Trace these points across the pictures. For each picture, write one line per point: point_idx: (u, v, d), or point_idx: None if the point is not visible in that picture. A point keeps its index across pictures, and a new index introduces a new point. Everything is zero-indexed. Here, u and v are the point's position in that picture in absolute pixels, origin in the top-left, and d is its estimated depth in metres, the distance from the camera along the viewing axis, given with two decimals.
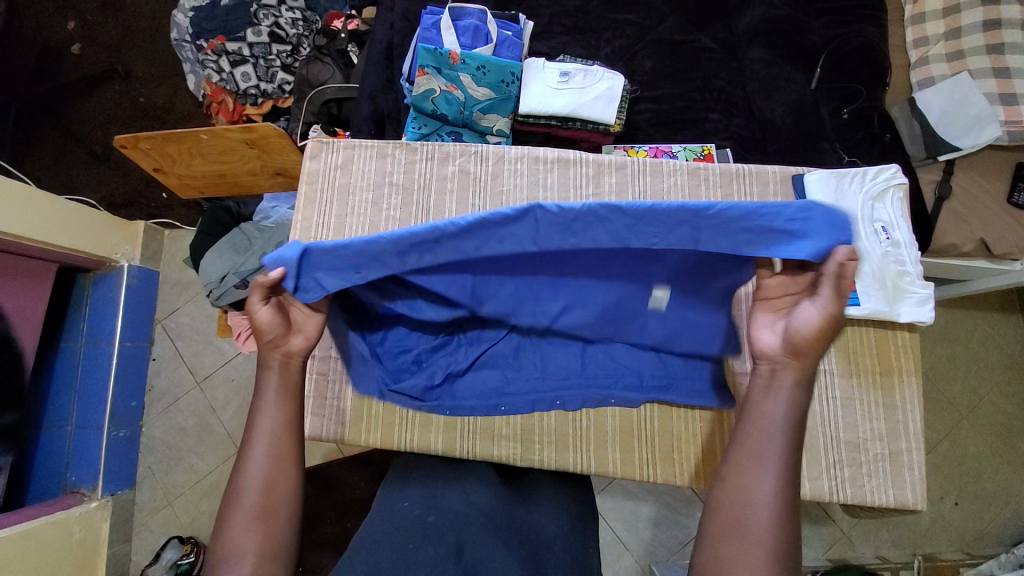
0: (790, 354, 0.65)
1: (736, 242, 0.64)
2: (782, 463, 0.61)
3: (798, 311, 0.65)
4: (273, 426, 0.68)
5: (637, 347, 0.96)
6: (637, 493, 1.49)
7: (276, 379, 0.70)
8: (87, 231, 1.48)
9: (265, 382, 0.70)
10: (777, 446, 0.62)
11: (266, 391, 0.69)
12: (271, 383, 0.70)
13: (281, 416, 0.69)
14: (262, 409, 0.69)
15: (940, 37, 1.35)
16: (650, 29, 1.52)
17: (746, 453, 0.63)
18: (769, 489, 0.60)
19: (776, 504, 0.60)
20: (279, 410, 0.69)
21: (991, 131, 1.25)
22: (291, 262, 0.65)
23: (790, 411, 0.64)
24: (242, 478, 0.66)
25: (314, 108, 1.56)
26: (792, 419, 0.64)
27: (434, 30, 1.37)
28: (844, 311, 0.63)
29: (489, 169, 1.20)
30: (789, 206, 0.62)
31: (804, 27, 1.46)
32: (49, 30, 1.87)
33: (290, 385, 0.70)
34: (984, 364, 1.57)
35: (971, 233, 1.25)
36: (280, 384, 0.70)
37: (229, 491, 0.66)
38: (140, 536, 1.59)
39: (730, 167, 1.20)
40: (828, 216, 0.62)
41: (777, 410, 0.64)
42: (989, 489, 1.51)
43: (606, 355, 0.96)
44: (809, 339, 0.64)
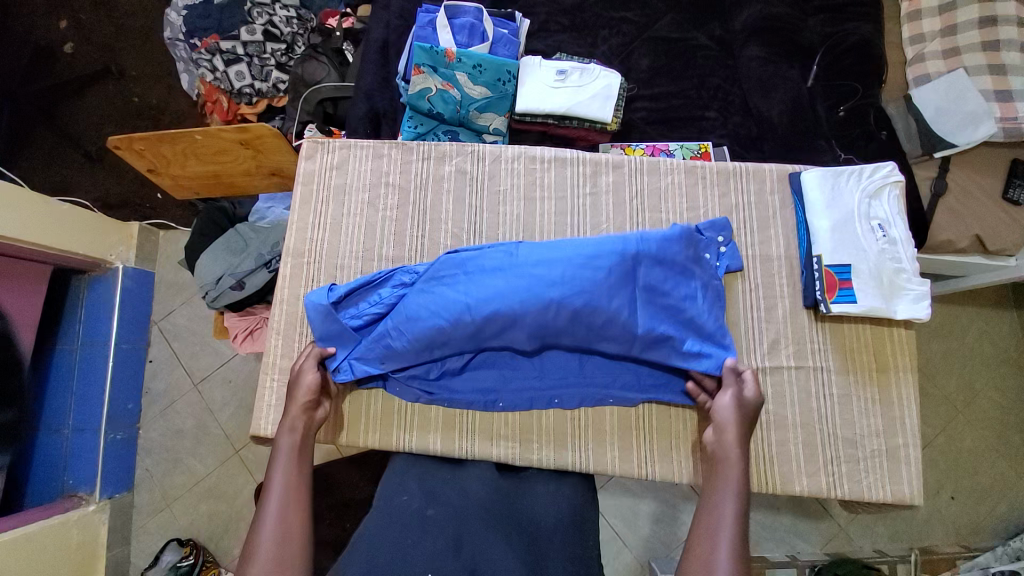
0: (717, 429, 0.95)
1: (644, 345, 1.01)
2: (733, 535, 0.81)
3: (721, 401, 0.97)
4: (286, 482, 0.87)
5: (620, 359, 1.07)
6: (636, 490, 1.49)
7: (290, 439, 0.92)
8: (82, 233, 1.47)
9: (282, 445, 0.92)
10: (729, 521, 0.83)
11: (281, 455, 0.91)
12: (285, 445, 0.92)
13: (291, 476, 0.88)
14: (275, 469, 0.89)
15: (936, 34, 1.35)
16: (646, 27, 1.52)
17: (707, 526, 0.83)
18: (727, 561, 0.77)
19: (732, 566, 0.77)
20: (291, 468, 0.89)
21: (986, 128, 1.25)
22: (340, 347, 1.05)
23: (737, 497, 0.86)
24: (258, 534, 0.81)
25: (310, 107, 1.55)
26: (739, 502, 0.85)
27: (429, 29, 1.37)
28: (749, 402, 0.97)
29: (486, 168, 1.20)
30: (679, 326, 1.02)
31: (801, 25, 1.45)
32: (40, 29, 1.85)
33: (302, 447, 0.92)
34: (980, 358, 1.58)
35: (966, 229, 1.26)
36: (294, 443, 0.92)
37: (247, 546, 0.80)
38: (139, 538, 1.58)
39: (727, 165, 1.20)
40: (704, 331, 1.04)
41: (727, 491, 0.87)
42: (985, 483, 1.52)
43: (593, 365, 1.07)
44: (731, 414, 0.95)
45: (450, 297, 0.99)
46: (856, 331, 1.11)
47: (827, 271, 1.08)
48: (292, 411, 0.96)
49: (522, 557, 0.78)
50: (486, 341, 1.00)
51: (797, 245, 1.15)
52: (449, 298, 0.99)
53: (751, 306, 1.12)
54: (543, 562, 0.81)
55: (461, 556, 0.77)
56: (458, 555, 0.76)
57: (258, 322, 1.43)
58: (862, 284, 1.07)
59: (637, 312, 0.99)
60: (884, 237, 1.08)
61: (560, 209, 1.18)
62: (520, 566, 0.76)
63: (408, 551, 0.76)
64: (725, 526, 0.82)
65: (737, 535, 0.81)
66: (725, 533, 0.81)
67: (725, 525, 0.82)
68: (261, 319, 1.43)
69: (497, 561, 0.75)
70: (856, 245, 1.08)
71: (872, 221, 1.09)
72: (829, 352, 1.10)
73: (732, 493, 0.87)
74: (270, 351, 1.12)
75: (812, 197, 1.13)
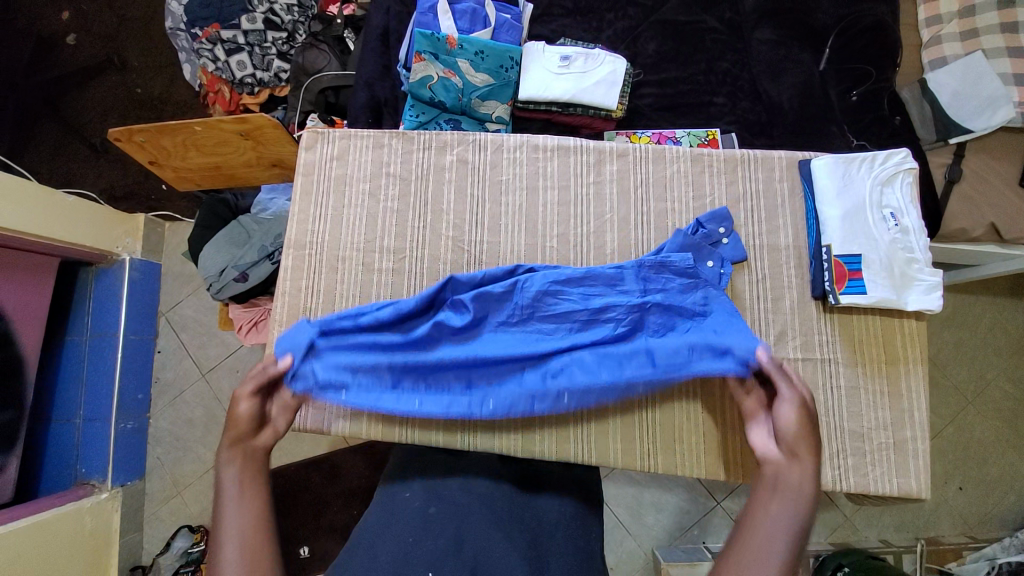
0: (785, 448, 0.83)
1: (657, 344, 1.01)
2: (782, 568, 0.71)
3: (779, 411, 0.86)
4: (243, 523, 0.76)
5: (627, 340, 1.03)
6: (640, 480, 1.49)
7: (235, 474, 0.81)
8: (86, 225, 1.47)
9: (226, 483, 0.80)
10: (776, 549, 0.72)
11: (227, 493, 0.79)
12: (230, 480, 0.80)
13: (248, 510, 0.78)
14: (226, 510, 0.77)
15: (953, 15, 1.31)
16: (653, 10, 1.48)
17: (749, 547, 0.72)
18: None
19: None
20: (242, 501, 0.78)
21: (1004, 113, 1.22)
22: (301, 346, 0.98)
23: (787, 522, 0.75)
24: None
25: (312, 97, 1.54)
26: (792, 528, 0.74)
27: (431, 14, 1.34)
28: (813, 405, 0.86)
29: (487, 157, 1.19)
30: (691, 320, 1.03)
31: (812, 7, 1.41)
32: (43, 21, 1.84)
33: (251, 474, 0.82)
34: (992, 348, 1.55)
35: (981, 218, 1.22)
36: (238, 475, 0.81)
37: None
38: (151, 525, 1.61)
39: (734, 152, 1.17)
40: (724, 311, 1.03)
41: (779, 512, 0.76)
42: (995, 474, 1.50)
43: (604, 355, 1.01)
44: (798, 429, 0.84)
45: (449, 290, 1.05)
46: (865, 322, 1.09)
47: (836, 261, 1.06)
48: (230, 442, 0.84)
49: (526, 553, 0.78)
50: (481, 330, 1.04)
51: (806, 234, 1.13)
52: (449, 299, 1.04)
53: (758, 297, 1.10)
54: (544, 556, 0.81)
55: (463, 554, 0.76)
56: (460, 551, 0.76)
57: (262, 314, 1.43)
58: (873, 274, 1.04)
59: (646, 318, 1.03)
60: (895, 226, 1.05)
61: (563, 199, 1.16)
62: (526, 563, 0.76)
63: (408, 550, 0.75)
64: (775, 551, 0.72)
65: (787, 565, 0.71)
66: (771, 562, 0.71)
67: (776, 547, 0.72)
68: (266, 310, 1.43)
69: (496, 561, 0.75)
70: (868, 236, 1.05)
71: (884, 210, 1.06)
72: (837, 344, 1.08)
73: (792, 519, 0.75)
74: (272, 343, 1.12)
75: (822, 186, 1.10)
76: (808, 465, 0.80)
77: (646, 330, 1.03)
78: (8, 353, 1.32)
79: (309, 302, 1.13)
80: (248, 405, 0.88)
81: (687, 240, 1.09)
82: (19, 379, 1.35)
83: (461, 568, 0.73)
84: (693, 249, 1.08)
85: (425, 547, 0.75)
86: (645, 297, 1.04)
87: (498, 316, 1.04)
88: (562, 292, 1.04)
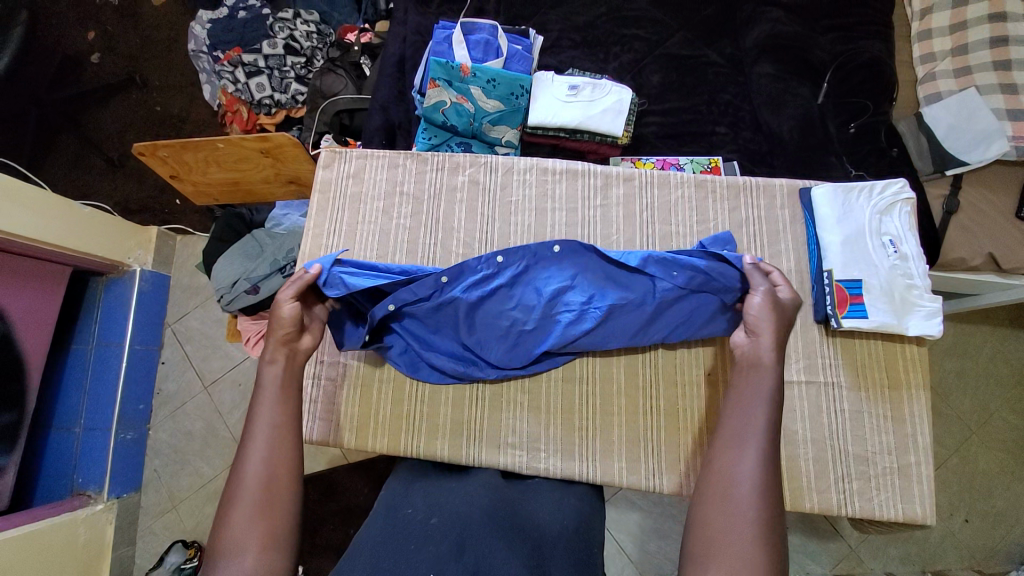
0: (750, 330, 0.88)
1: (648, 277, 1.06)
2: (762, 443, 0.73)
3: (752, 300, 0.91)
4: (274, 420, 0.79)
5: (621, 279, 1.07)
6: (642, 504, 1.48)
7: (276, 372, 0.83)
8: (100, 235, 1.51)
9: (266, 379, 0.82)
10: (757, 435, 0.74)
11: (266, 391, 0.81)
12: (270, 379, 0.82)
13: (281, 413, 0.80)
14: (260, 406, 0.79)
15: (946, 53, 1.36)
16: (657, 44, 1.54)
17: (729, 440, 0.75)
18: (751, 469, 0.71)
19: (758, 477, 0.70)
20: (278, 400, 0.80)
21: (998, 146, 1.24)
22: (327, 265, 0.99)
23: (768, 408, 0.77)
24: (243, 471, 0.73)
25: (327, 118, 1.59)
26: (770, 410, 0.77)
27: (446, 45, 1.41)
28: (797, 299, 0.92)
29: (498, 179, 1.22)
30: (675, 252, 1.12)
31: (811, 43, 1.47)
32: (69, 40, 1.91)
33: (291, 379, 0.83)
34: (993, 379, 1.56)
35: (979, 247, 1.25)
36: (280, 376, 0.83)
37: (230, 488, 0.72)
38: (144, 539, 1.60)
39: (737, 179, 1.21)
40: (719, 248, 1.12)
41: (757, 397, 0.79)
42: (1000, 506, 1.49)
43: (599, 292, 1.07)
44: (765, 314, 0.88)
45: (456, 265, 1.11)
46: (868, 347, 1.10)
47: (838, 286, 1.08)
48: (272, 343, 0.85)
49: (527, 560, 0.76)
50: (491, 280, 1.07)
51: (808, 260, 1.15)
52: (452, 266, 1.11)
53: None
54: (547, 563, 0.79)
55: (464, 558, 0.75)
56: (461, 555, 0.75)
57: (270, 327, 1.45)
58: (874, 299, 1.06)
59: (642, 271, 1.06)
60: (895, 253, 1.08)
61: (571, 220, 1.19)
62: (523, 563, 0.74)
63: (408, 558, 0.75)
64: (753, 430, 0.75)
65: (765, 436, 0.74)
66: (751, 443, 0.74)
67: (755, 429, 0.75)
68: None
69: (497, 566, 0.74)
70: (867, 261, 1.08)
71: (883, 237, 1.09)
72: (840, 368, 1.09)
73: (762, 396, 0.79)
74: None
75: (822, 212, 1.13)
76: (767, 344, 0.85)
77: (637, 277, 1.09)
78: (12, 355, 1.33)
79: None
80: (290, 307, 0.88)
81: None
82: (22, 381, 1.35)
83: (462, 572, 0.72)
84: None
85: (425, 554, 0.75)
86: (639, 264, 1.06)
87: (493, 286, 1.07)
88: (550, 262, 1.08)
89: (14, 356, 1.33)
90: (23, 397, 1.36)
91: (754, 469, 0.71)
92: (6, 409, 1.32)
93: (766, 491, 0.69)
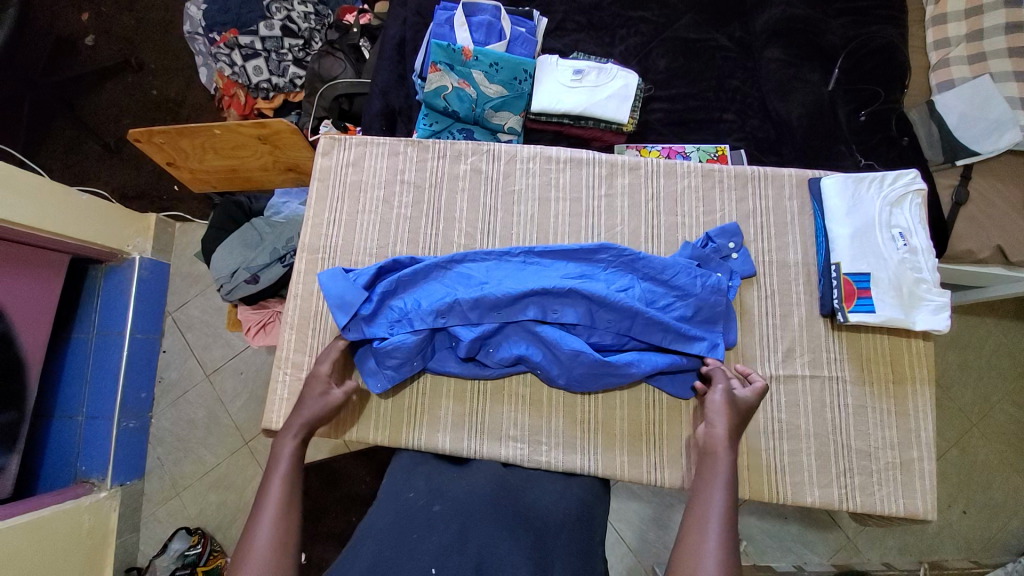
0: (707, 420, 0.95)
1: (657, 336, 1.03)
2: (722, 529, 0.78)
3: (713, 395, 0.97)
4: (286, 490, 0.85)
5: (621, 309, 1.02)
6: (642, 494, 1.49)
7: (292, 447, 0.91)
8: (99, 224, 1.49)
9: (284, 450, 0.91)
10: (720, 514, 0.80)
11: (282, 460, 0.90)
12: (287, 449, 0.91)
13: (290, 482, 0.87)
14: (274, 474, 0.87)
15: (961, 39, 1.33)
16: (664, 27, 1.50)
17: (696, 517, 0.80)
18: (716, 550, 0.75)
19: (723, 555, 0.75)
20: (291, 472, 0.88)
21: (1010, 135, 1.22)
22: (338, 303, 1.03)
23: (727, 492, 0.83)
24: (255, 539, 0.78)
25: (326, 103, 1.56)
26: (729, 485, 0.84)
27: (447, 26, 1.37)
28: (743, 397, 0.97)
29: (502, 167, 1.20)
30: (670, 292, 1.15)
31: (823, 27, 1.43)
32: (62, 22, 1.87)
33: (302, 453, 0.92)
34: (996, 371, 1.56)
35: (988, 240, 1.23)
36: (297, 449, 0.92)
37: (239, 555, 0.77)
38: (149, 524, 1.61)
39: (745, 169, 1.18)
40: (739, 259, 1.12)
41: (718, 477, 0.86)
42: (999, 498, 1.49)
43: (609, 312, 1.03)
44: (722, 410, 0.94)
45: (470, 286, 1.05)
46: (873, 340, 1.09)
47: (845, 279, 1.07)
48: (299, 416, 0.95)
49: (529, 554, 0.75)
50: (508, 315, 1.03)
51: (815, 252, 1.14)
52: (469, 282, 1.06)
53: (766, 313, 1.11)
54: (548, 558, 0.78)
55: (467, 550, 0.73)
56: (464, 544, 0.74)
57: (270, 316, 1.44)
58: (882, 293, 1.05)
59: (637, 293, 1.05)
60: (904, 246, 1.06)
61: (574, 210, 1.17)
62: (526, 563, 0.73)
63: (411, 546, 0.75)
64: (714, 513, 0.80)
65: (728, 518, 0.80)
66: (714, 522, 0.79)
67: (717, 509, 0.81)
68: (274, 313, 1.44)
69: (500, 556, 0.73)
70: (874, 255, 1.06)
71: (893, 230, 1.07)
72: (845, 362, 1.08)
73: (721, 483, 0.85)
74: (283, 345, 1.13)
75: (832, 204, 1.11)
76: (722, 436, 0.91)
77: (636, 272, 1.07)
78: (17, 333, 1.32)
79: (320, 305, 1.13)
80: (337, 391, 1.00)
81: (696, 252, 1.10)
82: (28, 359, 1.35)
83: (464, 564, 0.71)
84: (702, 261, 1.09)
85: (428, 542, 0.75)
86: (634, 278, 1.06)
87: (503, 310, 1.03)
88: (572, 293, 1.02)
89: (17, 342, 1.32)
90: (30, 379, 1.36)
91: (719, 548, 0.75)
92: (8, 405, 1.32)
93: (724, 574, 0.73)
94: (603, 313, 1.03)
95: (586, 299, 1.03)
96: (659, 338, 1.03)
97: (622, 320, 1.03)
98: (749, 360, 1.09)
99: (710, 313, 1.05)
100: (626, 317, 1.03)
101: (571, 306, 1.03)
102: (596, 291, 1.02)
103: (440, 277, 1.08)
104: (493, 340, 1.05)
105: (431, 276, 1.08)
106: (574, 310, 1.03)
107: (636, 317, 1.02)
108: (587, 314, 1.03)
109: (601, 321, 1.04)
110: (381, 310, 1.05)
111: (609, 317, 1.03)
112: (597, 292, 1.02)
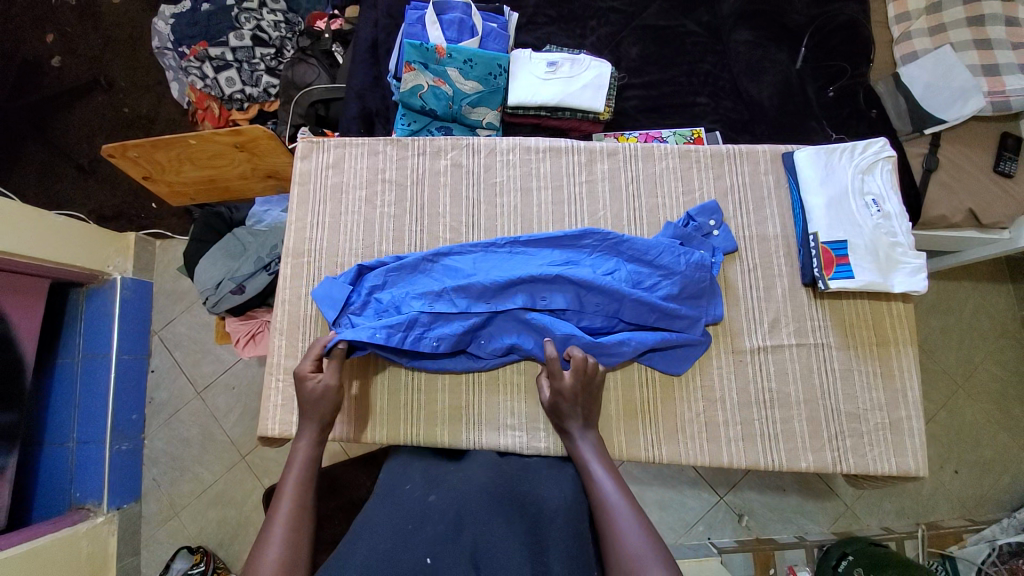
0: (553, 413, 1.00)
1: (648, 316, 1.05)
2: (630, 507, 0.84)
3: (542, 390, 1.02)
4: (298, 500, 0.87)
5: (610, 293, 1.03)
6: (644, 478, 1.49)
7: (305, 449, 0.94)
8: (78, 246, 1.47)
9: (298, 453, 0.94)
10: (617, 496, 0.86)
11: (295, 465, 0.92)
12: (301, 453, 0.93)
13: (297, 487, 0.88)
14: (288, 478, 0.90)
15: (921, 11, 1.37)
16: (634, 16, 1.52)
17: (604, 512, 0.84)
18: (639, 528, 0.80)
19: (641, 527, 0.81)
20: (302, 480, 0.90)
21: (974, 103, 1.26)
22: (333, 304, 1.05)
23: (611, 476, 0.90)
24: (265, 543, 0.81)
25: (302, 110, 1.55)
26: (611, 472, 0.91)
27: (419, 26, 1.37)
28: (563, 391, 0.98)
29: (481, 160, 1.21)
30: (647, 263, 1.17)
31: (787, 7, 1.46)
32: (27, 44, 1.84)
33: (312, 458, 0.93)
34: (977, 332, 1.60)
35: (960, 204, 1.27)
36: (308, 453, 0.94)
37: (252, 555, 0.80)
38: (149, 547, 1.58)
39: (720, 148, 1.21)
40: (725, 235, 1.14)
41: (598, 471, 0.91)
42: (988, 455, 1.53)
43: (598, 295, 1.04)
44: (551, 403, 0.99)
45: (457, 277, 1.06)
46: (855, 306, 1.12)
47: (824, 248, 1.09)
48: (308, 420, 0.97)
49: (526, 537, 0.76)
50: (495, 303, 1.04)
51: (794, 224, 1.16)
52: (455, 273, 1.07)
53: (750, 286, 1.13)
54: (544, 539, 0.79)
55: (462, 537, 0.75)
56: (460, 532, 0.76)
57: (259, 326, 1.43)
58: (860, 259, 1.07)
59: (623, 275, 1.06)
60: (878, 212, 1.09)
61: (557, 198, 1.18)
62: (523, 544, 0.74)
63: (407, 536, 0.76)
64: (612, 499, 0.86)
65: (628, 496, 0.86)
66: (620, 506, 0.84)
67: (613, 498, 0.86)
68: (262, 322, 1.43)
69: (496, 539, 0.74)
70: (850, 223, 1.09)
71: (866, 197, 1.10)
72: (830, 329, 1.11)
73: (605, 474, 0.91)
74: (275, 351, 1.12)
75: (806, 175, 1.14)
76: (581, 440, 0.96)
77: (621, 253, 1.08)
78: None
79: (309, 309, 1.13)
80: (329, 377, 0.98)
81: (679, 231, 1.12)
82: (14, 385, 1.33)
83: (460, 552, 0.72)
84: (685, 239, 1.11)
85: (424, 531, 0.76)
86: (619, 262, 1.08)
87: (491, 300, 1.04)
88: (559, 281, 1.04)
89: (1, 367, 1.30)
90: (15, 405, 1.33)
91: (635, 524, 0.81)
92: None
93: (656, 549, 0.78)
94: (592, 298, 1.05)
95: (574, 285, 1.04)
96: (648, 318, 1.05)
97: (610, 303, 1.04)
98: (737, 333, 1.10)
99: (696, 289, 1.06)
100: (614, 300, 1.04)
101: (558, 292, 1.04)
102: (583, 276, 1.03)
103: (426, 271, 1.08)
104: (484, 331, 1.07)
105: (415, 271, 1.08)
106: (562, 297, 1.04)
107: (623, 300, 1.04)
108: (575, 299, 1.05)
109: (589, 305, 1.05)
110: (369, 306, 1.06)
111: (598, 300, 1.05)
112: (584, 277, 1.03)
